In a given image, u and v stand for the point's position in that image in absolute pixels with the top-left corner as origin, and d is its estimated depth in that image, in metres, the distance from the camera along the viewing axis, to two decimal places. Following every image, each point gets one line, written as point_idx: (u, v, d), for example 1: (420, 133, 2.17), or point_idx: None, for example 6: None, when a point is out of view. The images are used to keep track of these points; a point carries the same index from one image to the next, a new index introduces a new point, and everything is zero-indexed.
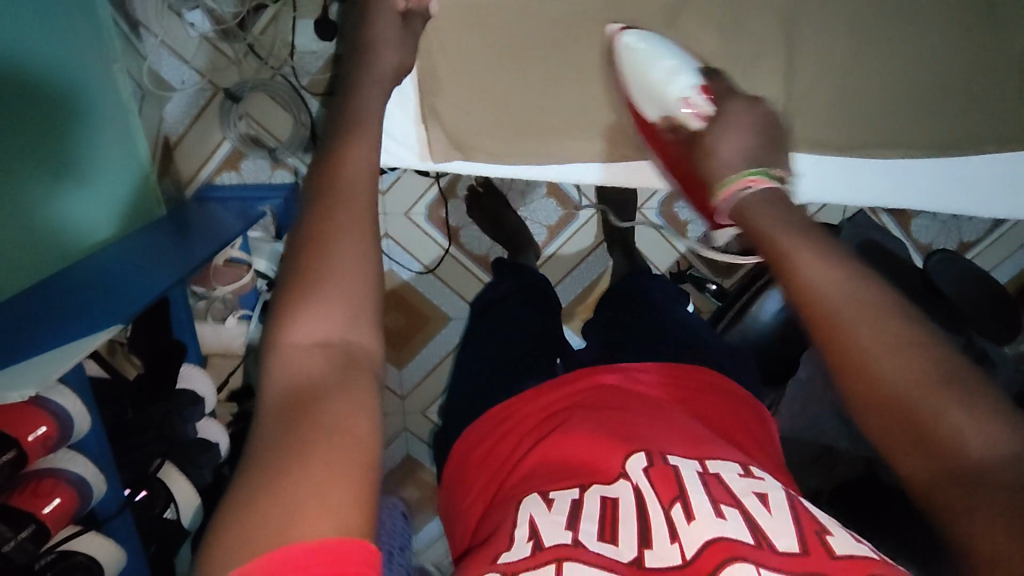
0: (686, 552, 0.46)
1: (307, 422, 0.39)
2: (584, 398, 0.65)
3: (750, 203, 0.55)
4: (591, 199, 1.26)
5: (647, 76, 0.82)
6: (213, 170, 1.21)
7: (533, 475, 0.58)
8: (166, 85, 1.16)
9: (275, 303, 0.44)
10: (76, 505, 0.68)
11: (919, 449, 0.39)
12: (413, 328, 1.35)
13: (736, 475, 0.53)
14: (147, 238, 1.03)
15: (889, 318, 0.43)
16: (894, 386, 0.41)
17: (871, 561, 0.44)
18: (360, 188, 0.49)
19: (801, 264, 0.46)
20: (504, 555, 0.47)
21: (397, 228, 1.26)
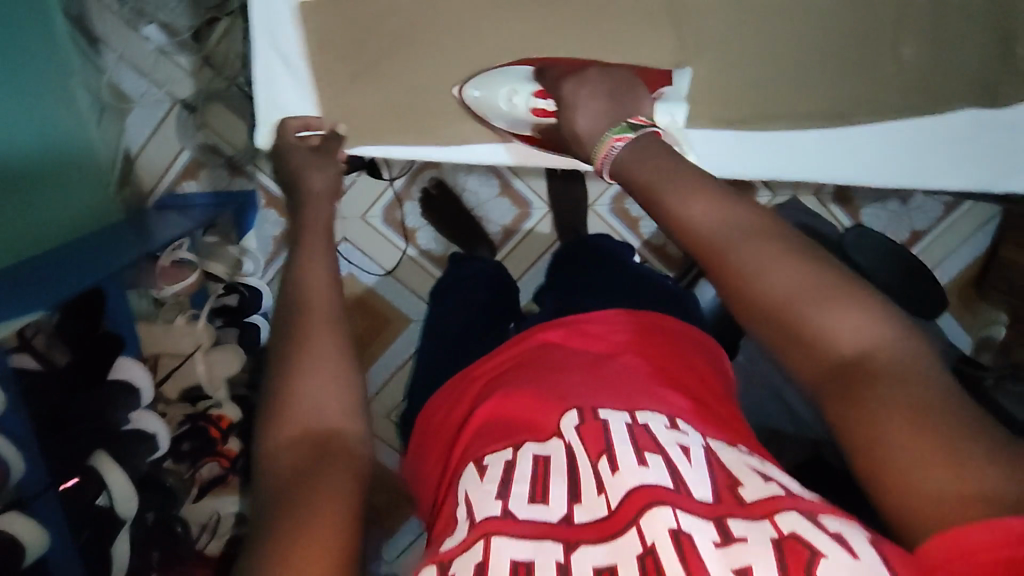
0: (612, 502, 0.46)
1: (291, 508, 0.46)
2: (530, 358, 0.65)
3: (625, 158, 0.57)
4: (543, 198, 1.30)
5: (496, 96, 0.89)
6: (174, 179, 1.27)
7: (474, 440, 0.57)
8: (125, 97, 1.18)
9: (262, 412, 0.53)
10: None
11: (805, 357, 0.47)
12: (374, 330, 1.36)
13: (665, 426, 0.52)
14: (99, 241, 1.05)
15: (765, 243, 0.49)
16: (774, 298, 0.48)
17: (776, 498, 0.45)
18: (318, 303, 0.58)
19: (682, 209, 0.51)
20: (447, 542, 0.47)
21: (353, 230, 1.29)
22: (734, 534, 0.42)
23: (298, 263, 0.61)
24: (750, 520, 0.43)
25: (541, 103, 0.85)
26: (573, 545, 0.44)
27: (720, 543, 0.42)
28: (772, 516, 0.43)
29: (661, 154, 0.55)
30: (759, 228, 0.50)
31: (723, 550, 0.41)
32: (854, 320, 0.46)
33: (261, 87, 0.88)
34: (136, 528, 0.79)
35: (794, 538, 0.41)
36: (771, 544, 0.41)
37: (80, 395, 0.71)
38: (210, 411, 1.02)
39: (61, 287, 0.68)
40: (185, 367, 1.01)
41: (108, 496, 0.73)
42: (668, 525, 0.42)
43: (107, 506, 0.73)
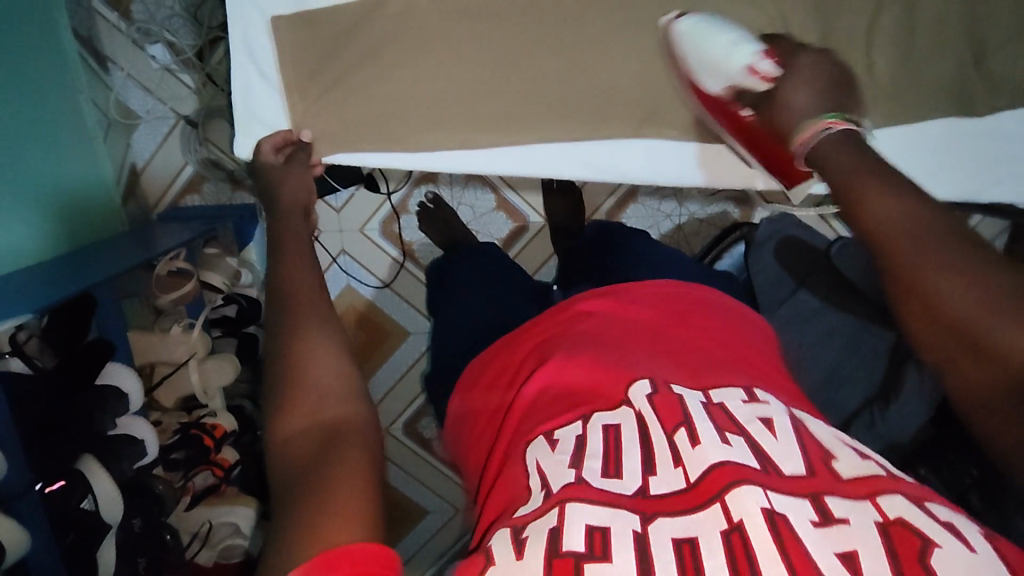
0: (691, 475, 0.45)
1: (315, 480, 0.47)
2: (580, 325, 0.64)
3: (825, 145, 0.59)
4: (540, 212, 1.31)
5: (714, 57, 0.78)
6: (178, 194, 1.28)
7: (529, 408, 0.56)
8: (132, 115, 1.23)
9: (275, 394, 0.54)
10: None
11: (980, 366, 0.45)
12: (373, 344, 1.37)
13: (741, 401, 0.51)
14: (103, 252, 1.07)
15: (955, 247, 0.47)
16: (950, 311, 0.45)
17: (879, 480, 0.43)
18: (303, 300, 0.61)
19: (874, 205, 0.51)
20: (521, 510, 0.46)
21: (351, 243, 1.31)
22: (835, 515, 0.40)
23: (280, 269, 0.64)
24: (851, 501, 0.41)
25: (762, 63, 0.73)
26: (650, 518, 0.42)
27: (818, 523, 0.40)
28: (874, 496, 0.42)
29: (864, 153, 0.56)
30: (963, 234, 0.48)
31: (822, 529, 0.39)
32: None
33: (239, 97, 0.89)
34: (120, 533, 0.79)
35: (903, 524, 0.39)
36: (876, 529, 0.39)
37: (70, 399, 0.72)
38: (206, 420, 1.03)
39: (54, 294, 0.70)
40: (178, 375, 1.01)
41: (93, 500, 0.73)
42: (761, 504, 0.41)
43: (94, 510, 0.73)
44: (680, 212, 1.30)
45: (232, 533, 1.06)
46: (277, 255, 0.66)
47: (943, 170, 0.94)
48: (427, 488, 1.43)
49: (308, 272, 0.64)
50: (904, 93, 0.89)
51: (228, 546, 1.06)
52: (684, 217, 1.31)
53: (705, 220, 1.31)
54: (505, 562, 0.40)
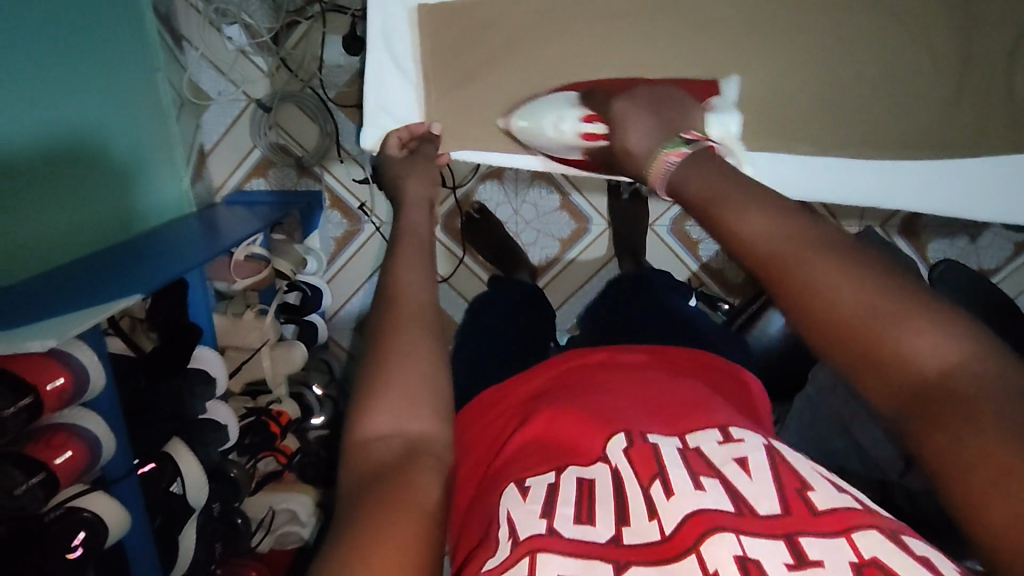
0: (666, 528, 0.43)
1: (374, 502, 0.45)
2: (576, 374, 0.63)
3: (670, 162, 0.50)
4: (603, 214, 1.29)
5: (544, 133, 0.90)
6: (242, 177, 1.28)
7: (512, 459, 0.54)
8: (203, 95, 1.22)
9: (356, 394, 0.53)
10: (88, 466, 0.58)
11: (872, 375, 0.36)
12: None
13: (717, 442, 0.50)
14: (174, 235, 1.06)
15: (835, 253, 0.39)
16: (842, 315, 0.37)
17: (852, 514, 0.41)
18: (411, 302, 0.58)
19: (738, 218, 0.42)
20: (490, 562, 0.44)
21: None
22: (811, 557, 0.38)
23: (390, 263, 0.63)
24: (824, 539, 0.39)
25: (591, 127, 0.83)
26: (624, 565, 0.41)
27: (793, 566, 0.38)
28: (848, 533, 0.40)
29: (724, 169, 0.47)
30: (838, 237, 0.40)
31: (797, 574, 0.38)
32: (932, 332, 0.35)
33: (372, 89, 0.91)
34: (202, 518, 0.80)
35: (876, 563, 0.37)
36: (850, 568, 0.37)
37: (163, 382, 0.73)
38: (272, 406, 1.03)
39: (151, 280, 0.70)
40: (253, 361, 1.01)
41: (180, 484, 0.72)
42: (733, 552, 0.39)
43: (180, 493, 0.72)
44: None
45: (290, 521, 1.09)
46: (389, 249, 0.66)
47: (826, 180, 0.96)
48: None
49: (421, 268, 0.63)
50: (1001, 107, 0.88)
51: (284, 533, 1.09)
52: None
53: None
54: None
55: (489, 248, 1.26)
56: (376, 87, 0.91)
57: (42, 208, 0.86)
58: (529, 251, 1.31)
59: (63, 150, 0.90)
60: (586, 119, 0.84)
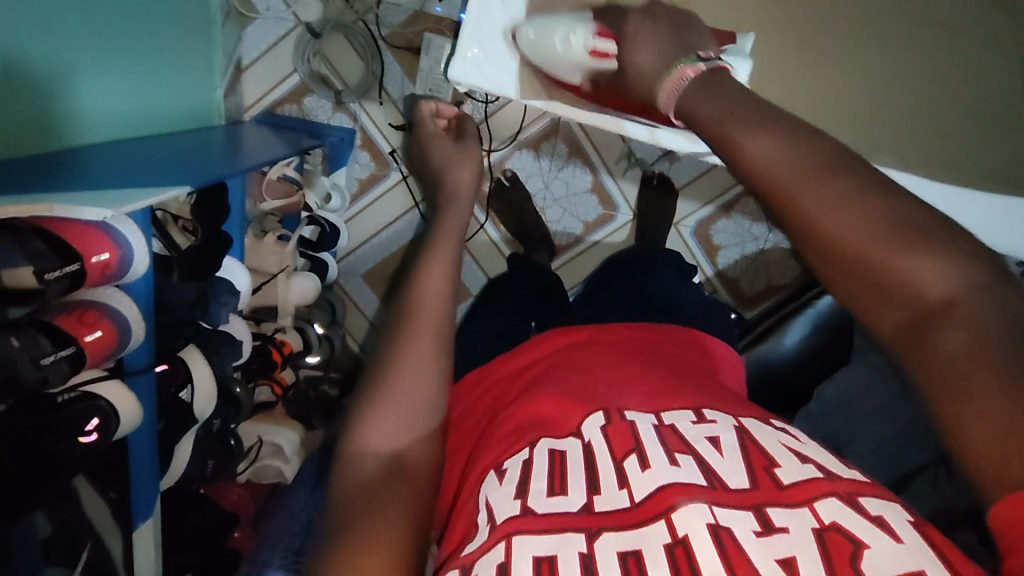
0: (635, 495, 0.39)
1: (350, 531, 0.42)
2: (560, 351, 0.58)
3: (690, 91, 0.45)
4: (630, 205, 1.28)
5: (551, 45, 0.79)
6: (275, 100, 1.24)
7: (489, 438, 0.50)
8: (251, 7, 1.17)
9: (355, 409, 0.50)
10: (113, 350, 0.55)
11: (870, 294, 0.37)
12: None
13: (691, 420, 0.45)
14: (195, 141, 1.01)
15: (829, 176, 0.39)
16: (847, 241, 0.37)
17: (813, 483, 0.38)
18: (429, 313, 0.54)
19: (743, 141, 0.41)
20: (467, 547, 0.40)
21: None
22: (776, 524, 0.36)
23: (432, 252, 0.61)
24: (788, 508, 0.37)
25: (600, 44, 0.73)
26: (595, 533, 0.37)
27: (760, 533, 0.35)
28: (813, 503, 0.37)
29: (732, 90, 0.44)
30: (837, 161, 0.39)
31: (765, 539, 0.35)
32: (927, 256, 0.36)
33: (474, 19, 0.84)
34: (200, 432, 0.78)
35: (837, 529, 0.35)
36: (812, 534, 0.35)
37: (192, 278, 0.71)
38: (275, 335, 1.01)
39: (197, 177, 0.67)
40: (269, 287, 0.99)
41: (190, 391, 0.69)
42: (706, 519, 0.36)
43: (188, 402, 0.70)
44: (768, 237, 1.27)
45: (273, 454, 1.06)
46: (434, 237, 0.64)
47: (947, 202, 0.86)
48: None
49: (448, 279, 0.57)
50: None
51: (263, 466, 1.05)
52: (770, 244, 1.28)
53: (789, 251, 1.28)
54: None
55: (512, 221, 1.26)
56: (478, 18, 0.84)
57: (89, 84, 0.82)
58: (552, 228, 1.30)
59: (109, 31, 0.84)
60: (602, 35, 0.72)
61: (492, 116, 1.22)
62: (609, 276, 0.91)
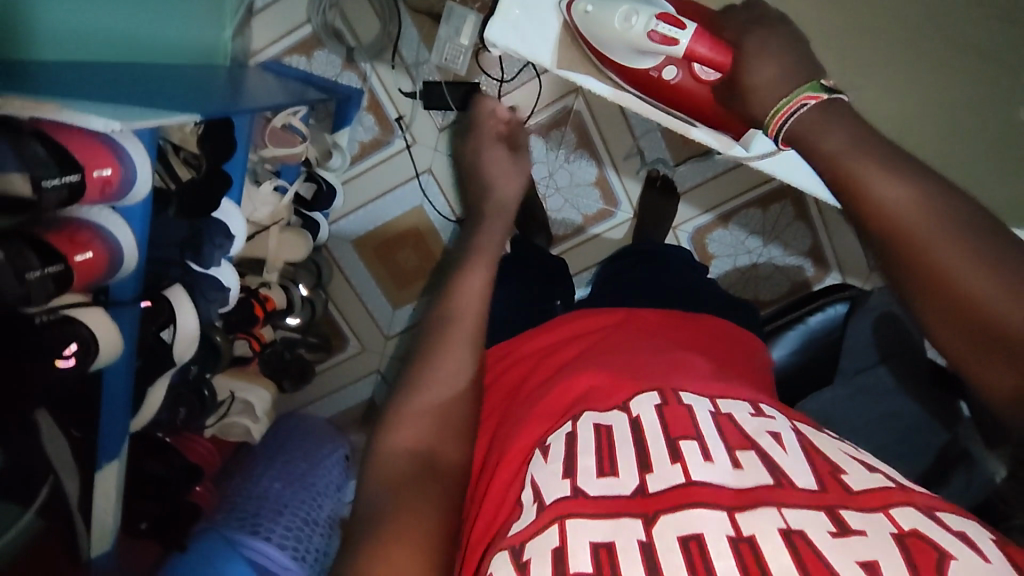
0: (692, 471, 0.39)
1: (383, 532, 0.41)
2: (597, 334, 0.58)
3: (809, 120, 0.47)
4: (632, 203, 1.27)
5: (607, 25, 0.69)
6: (283, 50, 1.19)
7: (530, 412, 0.50)
8: None
9: (388, 408, 0.50)
10: (101, 275, 0.52)
11: (995, 359, 0.36)
12: (423, 271, 1.30)
13: (748, 414, 0.46)
14: (197, 74, 0.95)
15: (966, 233, 0.38)
16: (971, 299, 0.37)
17: (888, 492, 0.38)
18: (463, 328, 0.53)
19: (874, 184, 0.41)
20: (513, 527, 0.40)
21: (440, 166, 1.24)
22: (852, 527, 0.35)
23: (463, 262, 0.59)
24: (863, 513, 0.36)
25: (668, 29, 0.66)
26: (652, 517, 0.37)
27: (837, 534, 0.35)
28: (887, 509, 0.37)
29: (858, 130, 0.45)
30: (969, 217, 0.39)
31: (841, 540, 0.34)
32: None
33: None
34: (176, 377, 0.74)
35: (918, 535, 0.34)
36: (891, 538, 0.34)
37: (190, 208, 0.68)
38: (260, 290, 0.97)
39: (211, 111, 0.63)
40: (260, 239, 0.95)
41: (170, 333, 0.65)
42: (777, 525, 0.35)
43: (168, 343, 0.66)
44: (762, 252, 1.27)
45: (241, 412, 1.02)
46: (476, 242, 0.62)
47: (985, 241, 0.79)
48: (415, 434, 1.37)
49: (486, 285, 0.56)
50: None
51: (232, 424, 1.01)
52: (764, 258, 1.28)
53: (781, 268, 1.28)
54: None
55: None
56: None
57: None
58: (552, 217, 1.29)
59: None
60: (668, 19, 0.66)
61: (504, 96, 1.20)
62: (611, 267, 0.89)
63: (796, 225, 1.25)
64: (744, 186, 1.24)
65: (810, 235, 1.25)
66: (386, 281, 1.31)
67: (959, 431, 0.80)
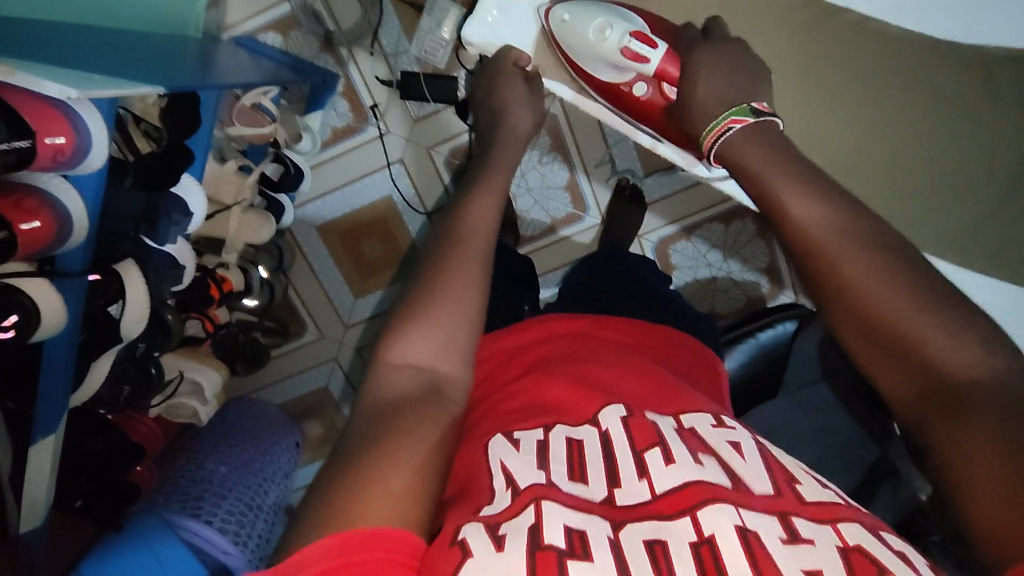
0: (657, 488, 0.40)
1: (386, 436, 0.43)
2: (571, 334, 0.57)
3: (735, 140, 0.54)
4: (601, 209, 1.28)
5: (582, 37, 0.71)
6: (259, 26, 1.16)
7: (499, 410, 0.50)
8: None
9: (392, 321, 0.51)
10: (46, 246, 0.50)
11: (894, 367, 0.43)
12: (388, 260, 1.29)
13: (711, 424, 0.46)
14: (168, 41, 0.93)
15: (866, 249, 0.45)
16: (871, 308, 0.44)
17: (836, 506, 0.40)
18: (475, 244, 0.55)
19: (790, 201, 0.49)
20: (484, 509, 0.39)
21: (412, 157, 1.23)
22: (801, 535, 0.37)
23: (480, 184, 0.61)
24: (815, 522, 0.38)
25: (637, 46, 0.67)
26: (620, 523, 0.38)
27: (787, 540, 0.36)
28: (835, 522, 0.38)
29: (779, 150, 0.52)
30: (871, 233, 0.46)
31: (792, 548, 0.36)
32: (943, 333, 0.42)
33: None
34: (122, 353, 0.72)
35: (861, 551, 0.36)
36: (836, 551, 0.36)
37: (149, 179, 0.66)
38: (217, 270, 0.95)
39: (167, 83, 0.60)
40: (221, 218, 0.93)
41: (118, 308, 0.63)
42: (733, 522, 0.37)
43: (116, 319, 0.64)
44: (722, 266, 1.31)
45: (190, 393, 0.99)
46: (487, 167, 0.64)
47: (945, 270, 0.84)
48: None
49: (494, 212, 0.59)
50: None
51: (179, 405, 0.99)
52: (723, 272, 1.31)
53: (739, 283, 1.31)
54: (482, 551, 0.35)
55: None
56: None
57: None
58: (521, 217, 1.30)
59: None
60: (641, 37, 0.67)
61: None
62: (574, 271, 0.90)
63: (755, 242, 1.29)
64: (712, 200, 1.27)
65: (768, 252, 1.29)
66: (351, 271, 1.30)
67: (890, 448, 0.84)
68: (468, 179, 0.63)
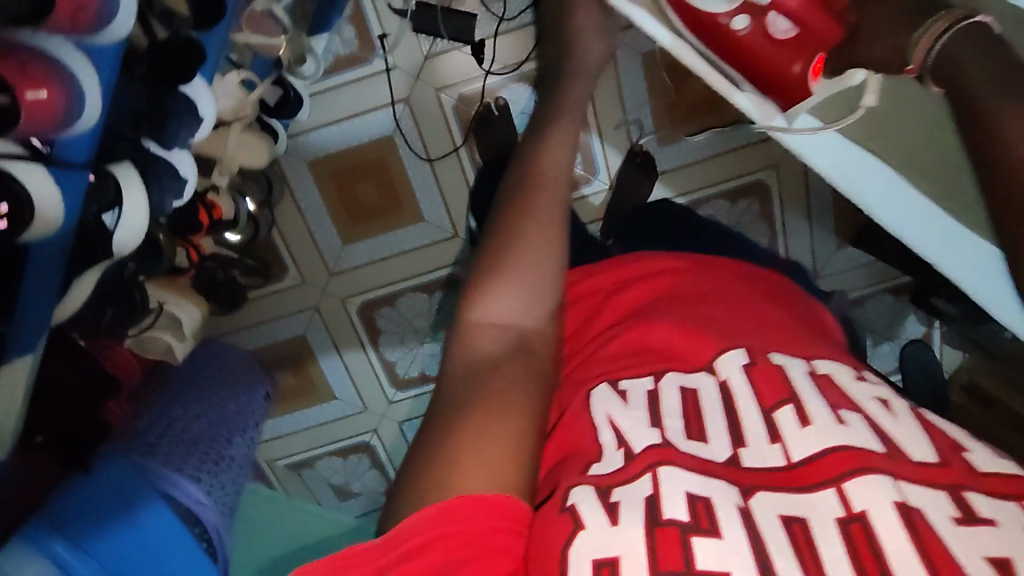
0: (793, 454, 0.42)
1: (474, 393, 0.49)
2: (688, 282, 0.60)
3: (949, 55, 0.59)
4: (609, 174, 1.24)
5: None
6: None
7: (612, 353, 0.54)
8: None
9: (477, 279, 0.58)
10: (52, 124, 0.41)
11: None
12: (382, 207, 1.21)
13: (852, 378, 0.50)
14: None
15: None
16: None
17: (1014, 482, 0.41)
18: (546, 203, 0.63)
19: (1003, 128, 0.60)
20: (594, 467, 0.44)
21: (419, 97, 1.15)
22: (981, 514, 0.37)
23: (542, 154, 0.69)
24: (992, 500, 0.39)
25: None
26: (749, 489, 0.41)
27: (961, 520, 0.37)
28: (1018, 500, 0.39)
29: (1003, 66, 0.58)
30: None
31: (968, 527, 0.37)
32: None
33: None
34: (109, 273, 0.63)
35: None
36: None
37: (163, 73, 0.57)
38: (207, 193, 0.84)
39: None
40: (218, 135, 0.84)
41: (112, 216, 0.55)
42: (892, 498, 0.38)
43: (109, 230, 0.55)
44: None
45: (166, 327, 0.90)
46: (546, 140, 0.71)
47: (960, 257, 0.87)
48: (353, 385, 1.35)
49: (564, 172, 0.68)
50: None
51: (150, 339, 0.88)
52: None
53: None
54: (598, 525, 0.39)
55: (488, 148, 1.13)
56: None
57: None
58: None
59: None
60: None
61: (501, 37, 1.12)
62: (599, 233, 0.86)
63: (758, 223, 1.27)
64: (723, 176, 1.23)
65: (769, 234, 1.28)
66: (340, 213, 1.21)
67: None
68: (531, 148, 0.72)
